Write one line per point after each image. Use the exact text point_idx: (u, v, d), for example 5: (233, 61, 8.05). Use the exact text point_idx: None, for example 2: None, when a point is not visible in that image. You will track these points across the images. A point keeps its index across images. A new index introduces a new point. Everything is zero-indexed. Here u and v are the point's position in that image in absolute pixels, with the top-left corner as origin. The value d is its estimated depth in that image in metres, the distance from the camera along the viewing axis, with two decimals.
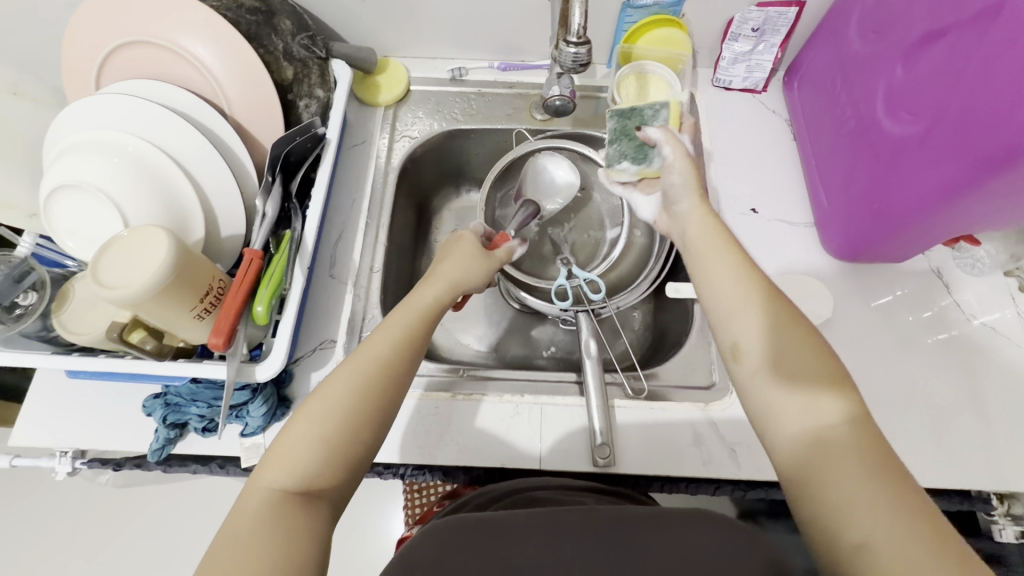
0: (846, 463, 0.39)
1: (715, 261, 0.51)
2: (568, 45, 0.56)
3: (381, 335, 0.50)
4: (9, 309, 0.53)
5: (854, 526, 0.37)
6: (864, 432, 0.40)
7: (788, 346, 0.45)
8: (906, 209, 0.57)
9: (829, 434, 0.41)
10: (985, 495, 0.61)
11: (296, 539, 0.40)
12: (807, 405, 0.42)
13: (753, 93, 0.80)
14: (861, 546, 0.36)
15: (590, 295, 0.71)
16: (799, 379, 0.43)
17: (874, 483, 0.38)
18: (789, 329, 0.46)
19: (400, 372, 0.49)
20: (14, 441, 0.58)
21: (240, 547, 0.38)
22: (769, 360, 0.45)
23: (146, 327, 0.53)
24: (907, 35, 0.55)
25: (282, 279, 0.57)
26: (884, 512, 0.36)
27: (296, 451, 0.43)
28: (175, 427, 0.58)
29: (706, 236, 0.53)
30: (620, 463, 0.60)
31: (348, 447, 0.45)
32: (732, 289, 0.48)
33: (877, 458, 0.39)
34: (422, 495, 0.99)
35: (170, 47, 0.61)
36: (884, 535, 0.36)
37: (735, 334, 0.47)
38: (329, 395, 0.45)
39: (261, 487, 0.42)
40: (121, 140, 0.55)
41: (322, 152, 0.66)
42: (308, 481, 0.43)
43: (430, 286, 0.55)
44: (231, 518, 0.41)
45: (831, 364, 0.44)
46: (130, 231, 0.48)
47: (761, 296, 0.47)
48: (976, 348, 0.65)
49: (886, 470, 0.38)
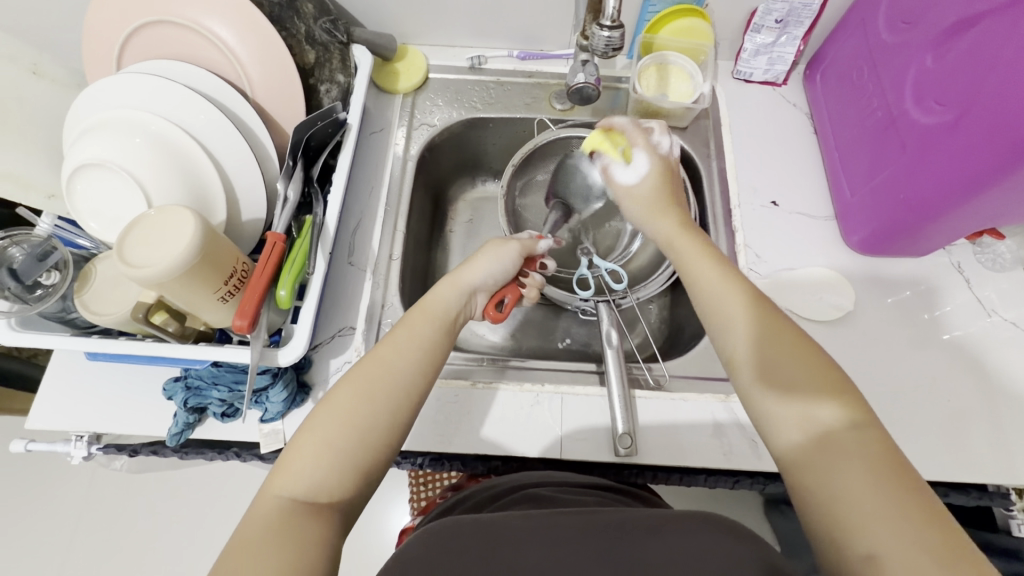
0: (850, 473, 0.39)
1: (707, 274, 0.53)
2: (602, 28, 0.56)
3: (391, 341, 0.49)
4: (31, 288, 0.53)
5: (861, 537, 0.37)
6: (869, 440, 0.40)
7: (784, 355, 0.46)
8: (934, 199, 0.57)
9: (833, 442, 0.41)
10: (1005, 491, 0.61)
11: (306, 546, 0.39)
12: (806, 414, 0.43)
13: (773, 86, 0.80)
14: (872, 558, 0.36)
15: (612, 286, 0.72)
16: (796, 389, 0.44)
17: (881, 493, 0.38)
18: (784, 338, 0.47)
19: (411, 372, 0.48)
20: (31, 424, 0.58)
21: (253, 555, 0.37)
22: (764, 367, 0.46)
23: (169, 309, 0.51)
24: (940, 23, 0.55)
25: (304, 264, 0.56)
26: (891, 524, 0.36)
27: (304, 461, 0.42)
28: (195, 411, 0.57)
29: (696, 250, 0.55)
30: (641, 454, 0.60)
31: (358, 457, 0.43)
32: (726, 300, 0.50)
33: (884, 466, 0.39)
34: (427, 488, 0.95)
35: (194, 28, 0.61)
36: (891, 547, 0.35)
37: (734, 342, 0.48)
38: (337, 401, 0.45)
39: (273, 495, 0.41)
40: (145, 118, 0.55)
41: (343, 138, 0.65)
42: (317, 492, 0.42)
43: (437, 287, 0.54)
44: (243, 523, 0.40)
45: (833, 375, 0.44)
46: (156, 210, 0.47)
47: (752, 308, 0.49)
48: (999, 343, 0.64)
49: (893, 478, 0.38)
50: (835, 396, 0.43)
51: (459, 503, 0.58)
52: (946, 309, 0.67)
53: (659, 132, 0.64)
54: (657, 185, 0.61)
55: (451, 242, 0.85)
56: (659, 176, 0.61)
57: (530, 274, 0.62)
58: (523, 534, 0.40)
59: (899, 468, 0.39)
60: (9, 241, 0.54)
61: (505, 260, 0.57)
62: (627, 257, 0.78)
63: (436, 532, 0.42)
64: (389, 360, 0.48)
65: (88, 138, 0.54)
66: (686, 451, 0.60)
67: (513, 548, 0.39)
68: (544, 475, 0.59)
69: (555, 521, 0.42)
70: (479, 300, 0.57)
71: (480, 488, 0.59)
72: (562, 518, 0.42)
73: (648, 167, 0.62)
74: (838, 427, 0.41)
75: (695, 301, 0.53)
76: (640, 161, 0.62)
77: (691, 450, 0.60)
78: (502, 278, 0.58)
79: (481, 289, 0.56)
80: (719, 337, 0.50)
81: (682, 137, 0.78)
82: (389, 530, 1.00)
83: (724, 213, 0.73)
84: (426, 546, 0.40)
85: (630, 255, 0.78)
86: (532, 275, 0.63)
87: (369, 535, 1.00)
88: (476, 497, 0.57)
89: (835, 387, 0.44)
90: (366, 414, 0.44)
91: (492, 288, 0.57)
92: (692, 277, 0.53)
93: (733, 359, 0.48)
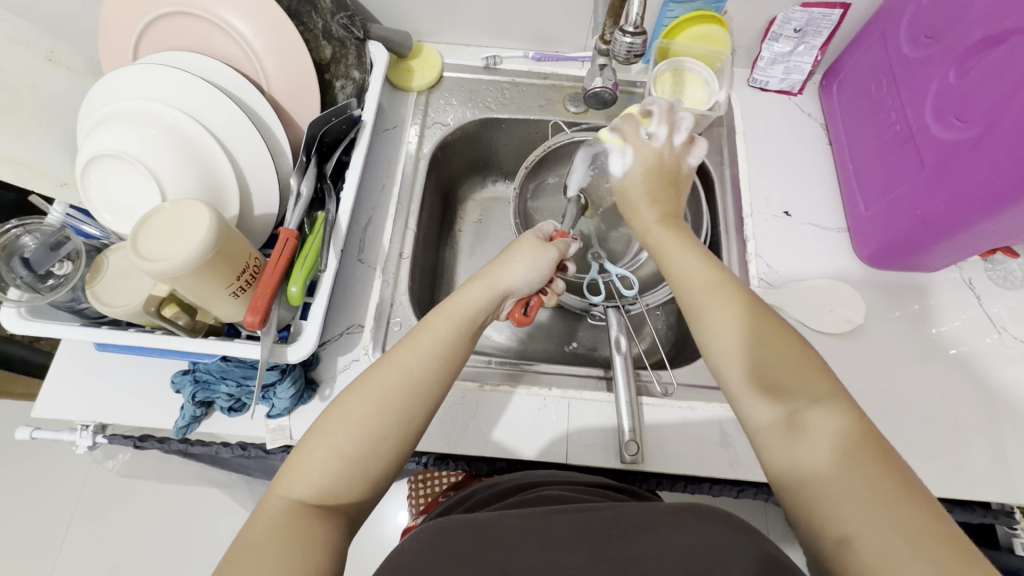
0: (830, 459, 0.39)
1: (684, 258, 0.52)
2: (624, 34, 0.56)
3: (411, 343, 0.48)
4: (44, 278, 0.53)
5: (835, 522, 0.37)
6: (850, 425, 0.40)
7: (764, 337, 0.45)
8: (953, 214, 0.57)
9: (811, 425, 0.41)
10: (1008, 509, 0.61)
11: (313, 547, 0.38)
12: (786, 400, 0.43)
13: (788, 96, 0.80)
14: (844, 543, 0.36)
15: (622, 291, 0.72)
16: (776, 376, 0.43)
17: (859, 476, 0.38)
18: (761, 318, 0.46)
19: (428, 377, 0.47)
20: (37, 412, 0.58)
21: (258, 556, 0.37)
22: (745, 360, 0.45)
23: (179, 302, 0.52)
24: (964, 40, 0.55)
25: (317, 259, 0.56)
26: (866, 504, 0.36)
27: (314, 464, 0.42)
28: (202, 405, 0.57)
29: (671, 237, 0.55)
30: (647, 461, 0.59)
31: (366, 462, 0.43)
32: (704, 283, 0.50)
33: (864, 452, 0.39)
34: (428, 485, 0.94)
35: (211, 20, 0.60)
36: (862, 530, 0.36)
37: (709, 333, 0.48)
38: (349, 407, 0.45)
39: (279, 497, 0.41)
40: (160, 110, 0.54)
41: (357, 135, 0.65)
42: (327, 494, 0.42)
43: (467, 289, 0.53)
44: (250, 525, 0.40)
45: (815, 368, 0.43)
46: (171, 204, 0.47)
47: (734, 295, 0.48)
48: (1007, 360, 0.64)
49: (874, 463, 0.38)
50: (818, 377, 0.43)
51: (460, 503, 0.57)
52: (954, 324, 0.66)
53: (654, 121, 0.61)
54: (647, 175, 0.59)
55: (460, 242, 0.85)
56: (648, 168, 0.60)
57: (557, 283, 0.62)
58: (517, 533, 0.41)
59: (881, 451, 0.39)
60: (21, 229, 0.54)
61: (547, 262, 0.57)
62: (637, 264, 0.78)
63: (431, 534, 0.41)
64: (405, 364, 0.47)
65: (103, 129, 0.54)
66: (692, 460, 0.59)
67: (507, 549, 0.39)
68: (547, 474, 0.58)
69: (551, 521, 0.42)
70: (507, 303, 0.57)
71: (481, 487, 0.59)
72: (557, 517, 0.42)
73: (634, 163, 0.60)
74: (818, 410, 0.41)
75: (674, 289, 0.52)
76: (626, 157, 0.61)
77: (696, 459, 0.60)
78: (535, 280, 0.57)
79: (515, 293, 0.56)
80: (700, 327, 0.49)
81: (696, 144, 0.78)
82: (388, 525, 1.01)
83: (734, 221, 0.72)
84: (421, 549, 0.40)
85: (639, 263, 0.78)
86: (555, 282, 0.62)
87: (369, 529, 1.01)
88: (479, 495, 0.57)
89: (818, 372, 0.43)
90: (381, 420, 0.44)
91: (523, 293, 0.57)
92: (670, 262, 0.53)
93: (710, 346, 0.48)
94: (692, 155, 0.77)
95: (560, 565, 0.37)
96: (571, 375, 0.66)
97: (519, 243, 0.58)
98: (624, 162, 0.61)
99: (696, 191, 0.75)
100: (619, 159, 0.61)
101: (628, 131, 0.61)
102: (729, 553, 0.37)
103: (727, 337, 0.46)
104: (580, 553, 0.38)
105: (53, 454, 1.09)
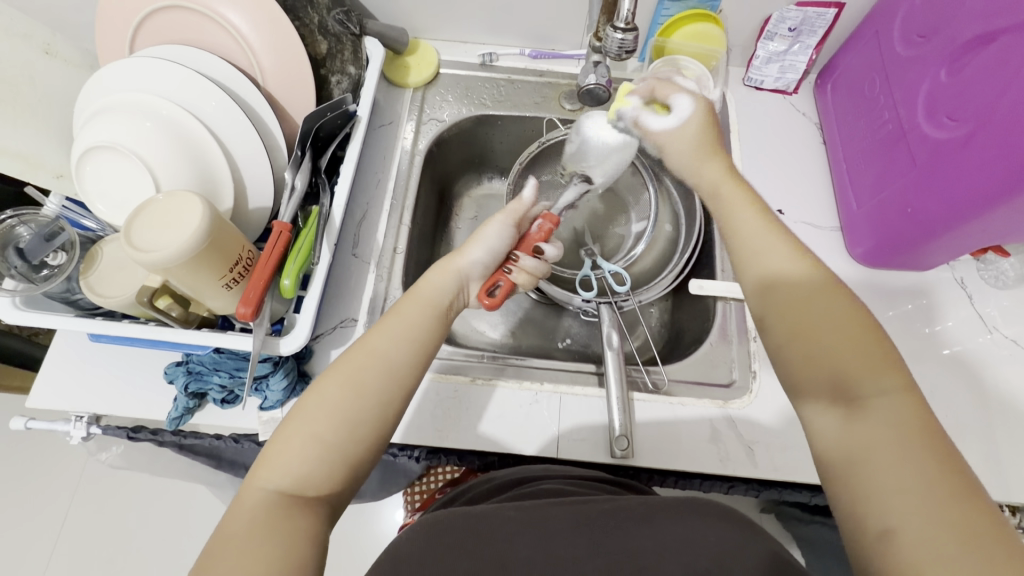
0: (878, 445, 0.38)
1: (751, 231, 0.50)
2: (615, 31, 0.56)
3: (382, 329, 0.49)
4: (38, 268, 0.53)
5: (879, 512, 0.36)
6: (912, 421, 0.38)
7: (826, 321, 0.43)
8: (944, 214, 0.57)
9: (868, 417, 0.39)
10: (997, 507, 0.61)
11: (296, 540, 0.39)
12: (846, 390, 0.41)
13: (784, 95, 0.80)
14: (886, 533, 0.35)
15: (613, 287, 0.72)
16: (837, 358, 0.42)
17: (912, 466, 0.36)
18: (826, 297, 0.45)
19: (399, 363, 0.47)
20: (31, 403, 0.58)
21: (238, 552, 0.37)
22: (804, 336, 0.44)
23: (173, 294, 0.52)
24: (956, 38, 0.55)
25: (309, 254, 0.56)
26: (915, 499, 0.35)
27: (291, 452, 0.42)
28: (195, 397, 0.58)
29: (738, 198, 0.53)
30: (637, 456, 0.59)
31: (345, 449, 0.44)
32: (773, 254, 0.48)
33: (918, 444, 0.37)
34: (426, 482, 0.92)
35: (209, 15, 0.61)
36: (909, 521, 0.34)
37: (773, 308, 0.47)
38: (324, 392, 0.45)
39: (257, 488, 0.41)
40: (155, 103, 0.55)
41: (352, 130, 0.66)
42: (303, 484, 0.42)
43: (430, 279, 0.54)
44: (227, 517, 0.40)
45: (882, 354, 0.42)
46: (164, 195, 0.48)
47: (799, 265, 0.47)
48: (998, 360, 0.64)
49: (933, 460, 0.36)
50: (885, 367, 0.41)
51: (458, 497, 0.58)
52: (948, 324, 0.67)
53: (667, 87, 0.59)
54: (701, 125, 0.57)
55: (455, 238, 0.85)
56: (702, 117, 0.58)
57: (519, 254, 0.58)
58: (515, 525, 0.41)
59: (933, 443, 0.37)
60: (16, 220, 0.54)
61: (496, 237, 0.56)
62: (631, 261, 0.79)
63: (427, 524, 0.42)
64: (380, 350, 0.47)
65: (100, 120, 0.54)
66: (683, 456, 0.59)
67: (505, 542, 0.39)
68: (542, 469, 0.58)
69: (549, 511, 0.42)
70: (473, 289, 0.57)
71: (475, 482, 0.59)
72: (554, 508, 0.43)
73: (691, 107, 0.58)
74: (876, 398, 0.40)
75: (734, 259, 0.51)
76: (682, 104, 0.58)
77: (687, 455, 0.60)
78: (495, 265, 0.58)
79: (476, 276, 0.56)
80: (758, 298, 0.49)
81: None
82: (385, 521, 1.01)
83: None
84: (419, 540, 0.40)
85: (633, 258, 0.79)
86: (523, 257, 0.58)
87: (365, 521, 1.01)
88: (474, 489, 0.57)
89: (885, 357, 0.41)
90: (363, 405, 0.45)
91: (484, 272, 0.57)
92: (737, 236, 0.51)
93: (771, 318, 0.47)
94: None
95: (559, 559, 0.38)
96: (563, 370, 0.66)
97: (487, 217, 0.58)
98: (687, 106, 0.58)
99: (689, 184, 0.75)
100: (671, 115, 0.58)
101: (662, 90, 0.59)
102: (726, 551, 0.37)
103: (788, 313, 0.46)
104: (578, 544, 0.39)
105: (51, 447, 1.10)
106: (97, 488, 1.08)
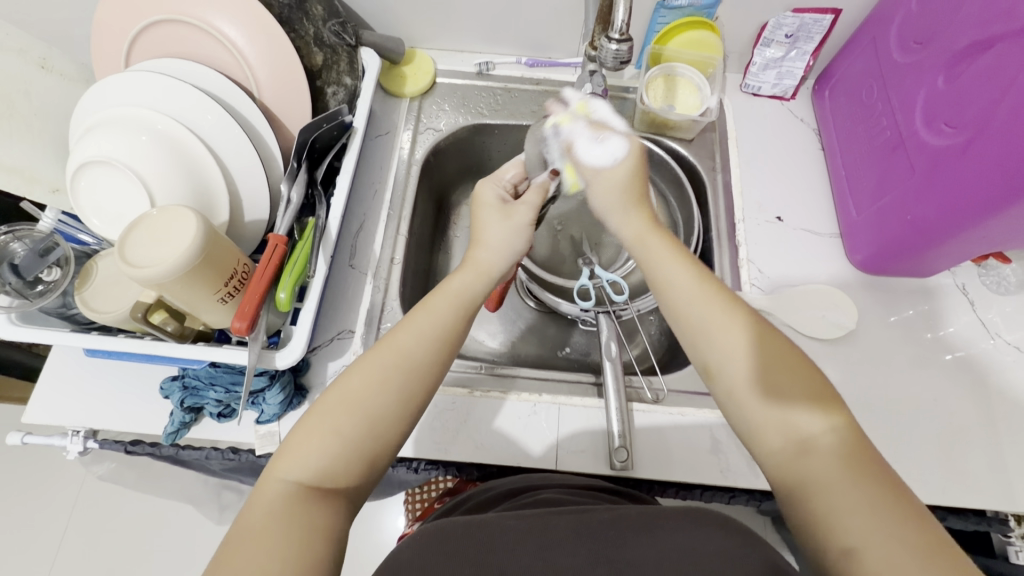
0: (833, 479, 0.39)
1: (676, 269, 0.51)
2: (611, 41, 0.56)
3: (409, 325, 0.49)
4: (32, 284, 0.53)
5: (841, 534, 0.37)
6: (861, 453, 0.40)
7: (768, 365, 0.44)
8: (942, 221, 0.57)
9: (818, 451, 0.40)
10: (1002, 516, 0.60)
11: (314, 535, 0.38)
12: (795, 424, 0.42)
13: (781, 101, 0.80)
14: (852, 556, 0.37)
15: (612, 296, 0.71)
16: (784, 398, 0.43)
17: (866, 491, 0.38)
18: (764, 338, 0.46)
19: (426, 361, 0.47)
20: (25, 418, 0.57)
21: (255, 544, 0.37)
22: (749, 378, 0.45)
23: (168, 308, 0.51)
24: (952, 45, 0.55)
25: (305, 266, 0.56)
26: (877, 519, 0.37)
27: (309, 446, 0.42)
28: (191, 411, 0.57)
29: (661, 242, 0.54)
30: (636, 467, 0.59)
31: (364, 441, 0.43)
32: (710, 306, 0.48)
33: (869, 472, 0.39)
34: (425, 491, 0.91)
35: (202, 26, 0.61)
36: (868, 541, 0.36)
37: (707, 354, 0.47)
38: (349, 383, 0.45)
39: (276, 479, 0.41)
40: (150, 117, 0.55)
41: (348, 140, 0.65)
42: (323, 476, 0.41)
43: (458, 275, 0.53)
44: (248, 506, 0.40)
45: (821, 390, 0.43)
46: (158, 210, 0.48)
47: (737, 315, 0.47)
48: (1001, 367, 0.63)
49: (882, 487, 0.38)
50: (828, 407, 0.42)
51: (458, 506, 0.57)
52: (950, 330, 0.66)
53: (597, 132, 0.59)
54: (627, 178, 0.57)
55: (453, 247, 0.85)
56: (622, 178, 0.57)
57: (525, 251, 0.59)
58: (516, 533, 0.40)
59: (886, 474, 0.39)
60: (11, 235, 0.54)
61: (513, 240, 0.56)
62: (628, 269, 0.79)
63: (428, 533, 0.41)
64: (405, 347, 0.47)
65: (94, 134, 0.54)
66: (684, 466, 0.59)
67: (505, 552, 0.39)
68: (543, 477, 0.57)
69: (549, 520, 0.42)
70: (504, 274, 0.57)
71: (476, 490, 0.59)
72: (553, 517, 0.42)
73: (625, 149, 0.58)
74: (822, 433, 0.41)
75: (670, 308, 0.51)
76: (615, 145, 0.58)
77: (687, 465, 0.59)
78: (520, 242, 0.56)
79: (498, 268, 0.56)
80: (698, 349, 0.48)
81: (688, 149, 0.78)
82: (384, 531, 1.01)
83: (727, 227, 0.72)
84: (418, 548, 0.40)
85: (631, 267, 0.79)
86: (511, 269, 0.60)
87: (364, 530, 1.01)
88: (474, 499, 0.57)
89: (829, 398, 0.43)
90: (387, 404, 0.45)
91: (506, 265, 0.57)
92: (663, 273, 0.52)
93: (718, 367, 0.46)
94: (685, 160, 0.78)
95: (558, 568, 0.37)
96: (562, 379, 0.65)
97: (485, 204, 0.58)
98: (621, 146, 0.58)
99: (687, 194, 0.77)
100: (603, 149, 0.58)
101: (598, 124, 0.60)
102: (726, 560, 0.36)
103: (734, 362, 0.45)
104: (577, 554, 0.38)
105: (50, 459, 1.11)
106: (95, 500, 1.07)
